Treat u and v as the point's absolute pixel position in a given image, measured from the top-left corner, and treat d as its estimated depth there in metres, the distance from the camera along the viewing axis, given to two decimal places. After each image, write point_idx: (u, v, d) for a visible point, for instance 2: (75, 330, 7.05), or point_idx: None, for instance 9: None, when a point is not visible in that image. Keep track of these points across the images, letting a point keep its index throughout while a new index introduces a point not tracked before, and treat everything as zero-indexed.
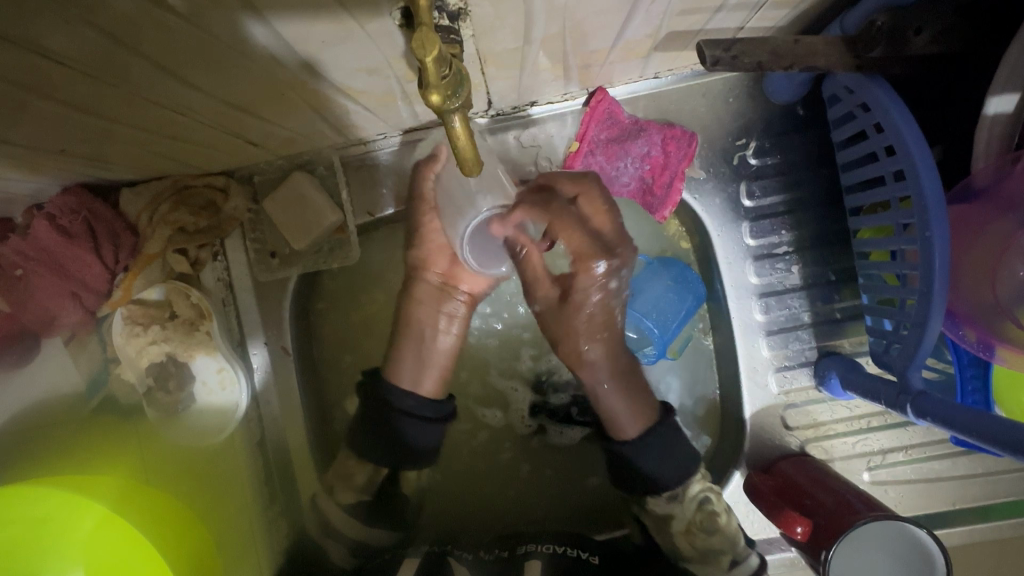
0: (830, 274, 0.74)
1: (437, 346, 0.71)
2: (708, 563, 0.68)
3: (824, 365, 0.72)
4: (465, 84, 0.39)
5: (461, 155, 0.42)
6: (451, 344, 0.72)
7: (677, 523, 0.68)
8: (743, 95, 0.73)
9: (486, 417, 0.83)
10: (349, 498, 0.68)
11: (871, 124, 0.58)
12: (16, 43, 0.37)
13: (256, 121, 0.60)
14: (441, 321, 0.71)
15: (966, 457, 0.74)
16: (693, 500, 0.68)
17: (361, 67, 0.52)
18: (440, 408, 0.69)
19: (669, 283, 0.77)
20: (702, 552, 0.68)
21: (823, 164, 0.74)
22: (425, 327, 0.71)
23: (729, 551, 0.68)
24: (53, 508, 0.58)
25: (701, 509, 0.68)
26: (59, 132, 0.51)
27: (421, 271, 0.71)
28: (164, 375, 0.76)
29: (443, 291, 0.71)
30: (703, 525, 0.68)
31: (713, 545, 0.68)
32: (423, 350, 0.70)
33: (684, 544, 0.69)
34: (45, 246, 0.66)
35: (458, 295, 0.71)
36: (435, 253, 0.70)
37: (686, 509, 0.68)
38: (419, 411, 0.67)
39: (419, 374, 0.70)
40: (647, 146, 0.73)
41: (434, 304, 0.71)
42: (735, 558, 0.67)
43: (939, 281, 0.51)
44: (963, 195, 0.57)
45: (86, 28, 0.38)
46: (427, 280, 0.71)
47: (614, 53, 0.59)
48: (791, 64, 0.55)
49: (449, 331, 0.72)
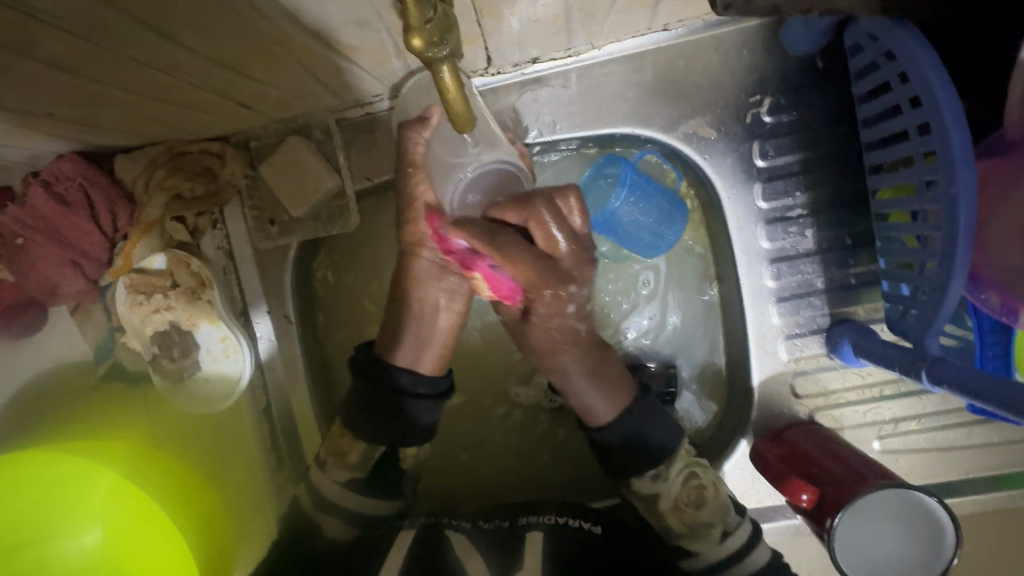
0: (846, 238, 0.71)
1: (437, 325, 0.69)
2: (699, 537, 0.64)
3: (836, 333, 0.70)
4: (455, 31, 0.36)
5: (452, 110, 0.40)
6: (451, 322, 0.69)
7: (664, 502, 0.65)
8: (759, 47, 0.69)
9: (519, 396, 0.82)
10: (343, 475, 0.67)
11: (897, 74, 0.54)
12: (4, 4, 0.37)
13: (247, 81, 0.58)
14: (441, 299, 0.68)
15: (981, 426, 0.72)
16: (679, 475, 0.65)
17: (349, 19, 0.50)
18: (437, 384, 0.68)
19: (663, 205, 0.72)
20: (691, 527, 0.65)
21: (843, 120, 0.70)
22: (430, 311, 0.69)
23: (719, 523, 0.65)
24: (69, 473, 0.60)
25: (688, 485, 0.65)
26: (49, 94, 0.50)
27: (418, 247, 0.67)
28: (169, 344, 0.76)
29: (445, 269, 0.68)
30: (691, 499, 0.65)
31: (702, 519, 0.64)
32: (423, 331, 0.69)
33: (674, 521, 0.65)
34: (43, 215, 0.67)
35: (458, 273, 0.68)
36: (435, 227, 0.66)
37: (671, 487, 0.64)
38: (420, 389, 0.67)
39: (417, 354, 0.68)
40: (540, 245, 0.58)
41: (434, 281, 0.68)
42: (726, 530, 0.64)
43: (964, 241, 0.48)
44: (994, 149, 0.53)
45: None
46: (425, 257, 0.67)
47: (619, 2, 0.55)
48: (812, 8, 0.50)
49: (451, 309, 0.69)
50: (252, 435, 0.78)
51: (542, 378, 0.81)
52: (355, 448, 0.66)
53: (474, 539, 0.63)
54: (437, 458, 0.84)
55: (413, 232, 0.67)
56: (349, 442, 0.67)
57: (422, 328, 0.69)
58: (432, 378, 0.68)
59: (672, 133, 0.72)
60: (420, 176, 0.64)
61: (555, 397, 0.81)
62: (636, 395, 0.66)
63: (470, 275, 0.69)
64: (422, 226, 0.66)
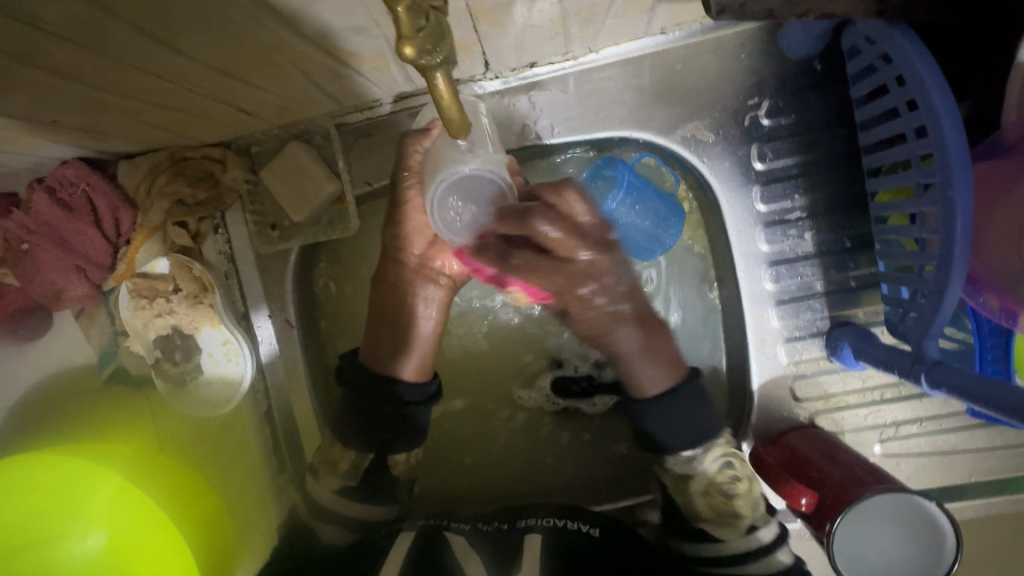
0: (845, 241, 0.71)
1: (417, 331, 0.69)
2: (724, 524, 0.67)
3: (836, 336, 0.70)
4: (448, 38, 0.37)
5: (446, 116, 0.40)
6: (431, 329, 0.70)
7: (696, 485, 0.68)
8: (757, 50, 0.69)
9: (522, 399, 0.82)
10: (334, 485, 0.68)
11: (894, 77, 0.54)
12: (11, 16, 0.38)
13: (248, 88, 0.58)
14: (418, 306, 0.69)
15: (984, 429, 0.72)
16: (716, 461, 0.68)
17: (347, 27, 0.50)
18: (423, 391, 0.69)
19: (659, 207, 0.72)
20: (719, 513, 0.67)
21: (842, 123, 0.70)
22: (410, 317, 0.69)
23: (748, 515, 0.67)
24: (72, 475, 0.61)
25: (723, 472, 0.68)
26: (53, 102, 0.50)
27: (399, 251, 0.69)
28: (171, 348, 0.77)
29: (429, 275, 0.70)
30: (723, 487, 0.68)
31: (732, 509, 0.68)
32: (403, 337, 0.69)
33: (702, 507, 0.68)
34: (48, 221, 0.68)
35: (436, 280, 0.70)
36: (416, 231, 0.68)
37: (707, 470, 0.68)
38: (402, 397, 0.68)
39: (397, 360, 0.69)
40: (555, 252, 0.59)
41: (412, 287, 0.69)
42: (753, 524, 0.67)
43: (962, 244, 0.48)
44: (990, 151, 0.53)
45: (78, 2, 0.38)
46: (405, 261, 0.69)
47: (615, 7, 0.56)
48: (807, 12, 0.49)
49: (429, 317, 0.70)
50: (254, 437, 0.78)
51: (546, 381, 0.82)
52: (343, 458, 0.68)
53: (475, 542, 0.63)
54: (439, 461, 0.84)
55: (392, 237, 0.69)
56: (339, 453, 0.68)
57: (404, 334, 0.69)
58: (412, 385, 0.68)
59: (670, 136, 0.72)
60: (414, 182, 0.65)
61: (558, 400, 0.82)
62: (684, 376, 0.69)
63: (448, 283, 0.70)
64: (409, 231, 0.68)
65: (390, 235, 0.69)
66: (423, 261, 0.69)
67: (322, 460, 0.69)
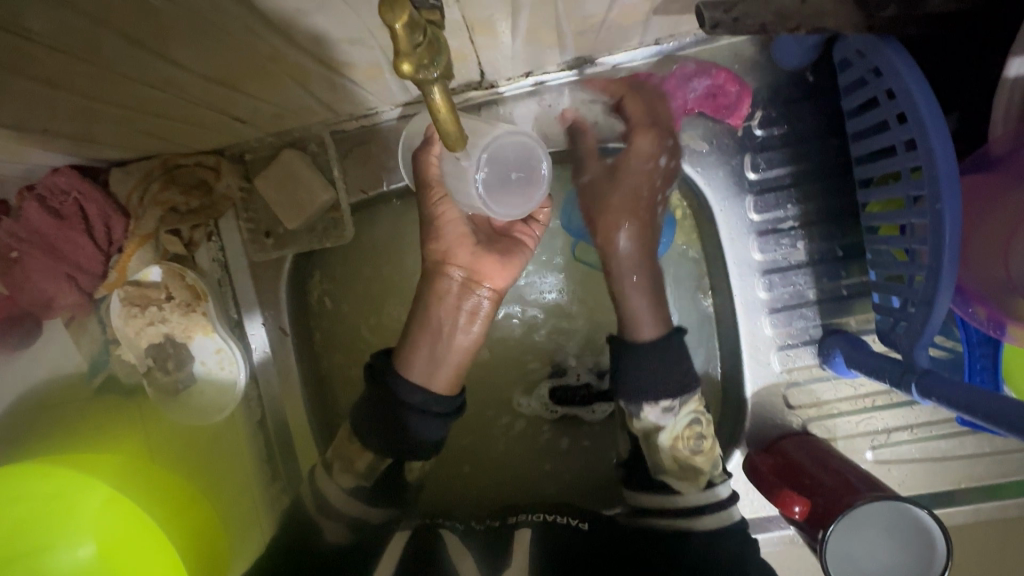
0: (837, 250, 0.72)
1: (455, 344, 0.67)
2: (685, 478, 0.69)
3: (828, 343, 0.70)
4: (444, 53, 0.37)
5: (444, 129, 0.41)
6: (469, 343, 0.68)
7: (664, 435, 0.69)
8: (749, 62, 0.70)
9: (521, 406, 0.82)
10: (348, 481, 0.66)
11: (884, 90, 0.55)
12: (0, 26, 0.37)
13: (242, 97, 0.58)
14: (461, 319, 0.67)
15: (973, 436, 0.73)
16: (687, 417, 0.69)
17: (343, 36, 0.50)
18: (451, 403, 0.67)
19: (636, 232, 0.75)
20: (681, 466, 0.69)
21: (833, 134, 0.71)
22: (447, 330, 0.67)
23: (706, 472, 0.69)
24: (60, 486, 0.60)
25: (690, 430, 0.69)
26: (44, 110, 0.50)
27: (444, 266, 0.67)
28: (163, 356, 0.76)
29: (473, 291, 0.68)
30: (689, 442, 0.69)
31: (694, 464, 0.69)
32: (439, 348, 0.67)
33: (667, 461, 0.69)
34: (37, 228, 0.68)
35: (481, 290, 0.68)
36: (456, 243, 0.66)
37: (677, 424, 0.69)
38: (431, 407, 0.65)
39: (430, 370, 0.66)
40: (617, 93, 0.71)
41: (455, 301, 0.67)
42: (711, 480, 0.69)
43: (950, 256, 0.49)
44: (978, 164, 0.54)
45: (66, 11, 0.38)
46: (449, 276, 0.67)
47: (610, 19, 0.56)
48: (799, 26, 0.50)
49: (469, 330, 0.68)
50: (247, 447, 0.78)
51: (544, 389, 0.82)
52: (361, 456, 0.66)
53: (469, 542, 0.63)
54: (436, 469, 0.84)
55: (437, 252, 0.66)
56: (357, 450, 0.66)
57: (437, 346, 0.67)
58: (447, 397, 0.66)
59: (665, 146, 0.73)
60: (437, 200, 0.64)
61: (558, 408, 0.82)
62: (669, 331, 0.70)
63: (493, 294, 0.69)
64: (444, 250, 0.66)
65: (430, 251, 0.67)
66: (468, 275, 0.67)
67: (337, 454, 0.67)
